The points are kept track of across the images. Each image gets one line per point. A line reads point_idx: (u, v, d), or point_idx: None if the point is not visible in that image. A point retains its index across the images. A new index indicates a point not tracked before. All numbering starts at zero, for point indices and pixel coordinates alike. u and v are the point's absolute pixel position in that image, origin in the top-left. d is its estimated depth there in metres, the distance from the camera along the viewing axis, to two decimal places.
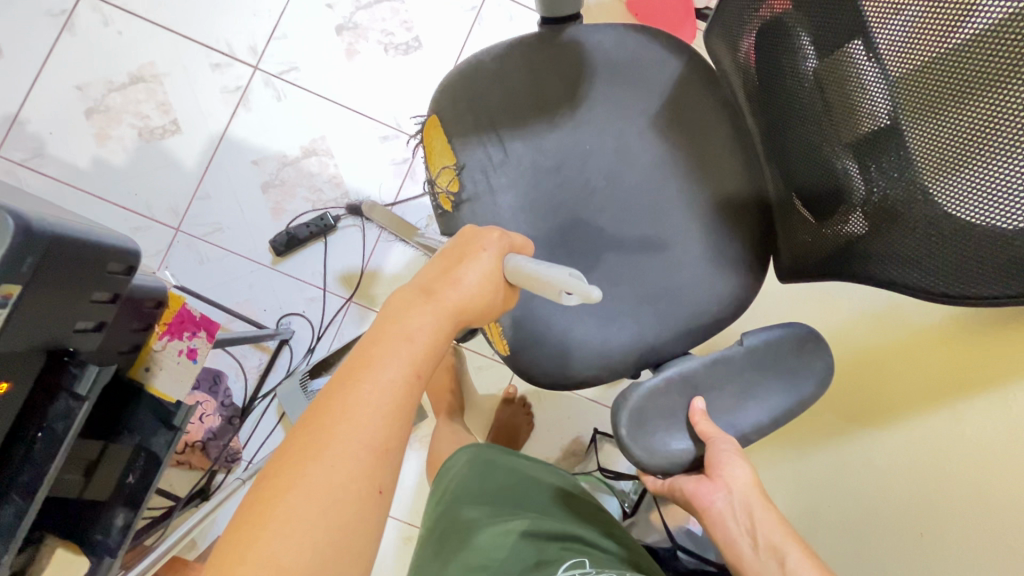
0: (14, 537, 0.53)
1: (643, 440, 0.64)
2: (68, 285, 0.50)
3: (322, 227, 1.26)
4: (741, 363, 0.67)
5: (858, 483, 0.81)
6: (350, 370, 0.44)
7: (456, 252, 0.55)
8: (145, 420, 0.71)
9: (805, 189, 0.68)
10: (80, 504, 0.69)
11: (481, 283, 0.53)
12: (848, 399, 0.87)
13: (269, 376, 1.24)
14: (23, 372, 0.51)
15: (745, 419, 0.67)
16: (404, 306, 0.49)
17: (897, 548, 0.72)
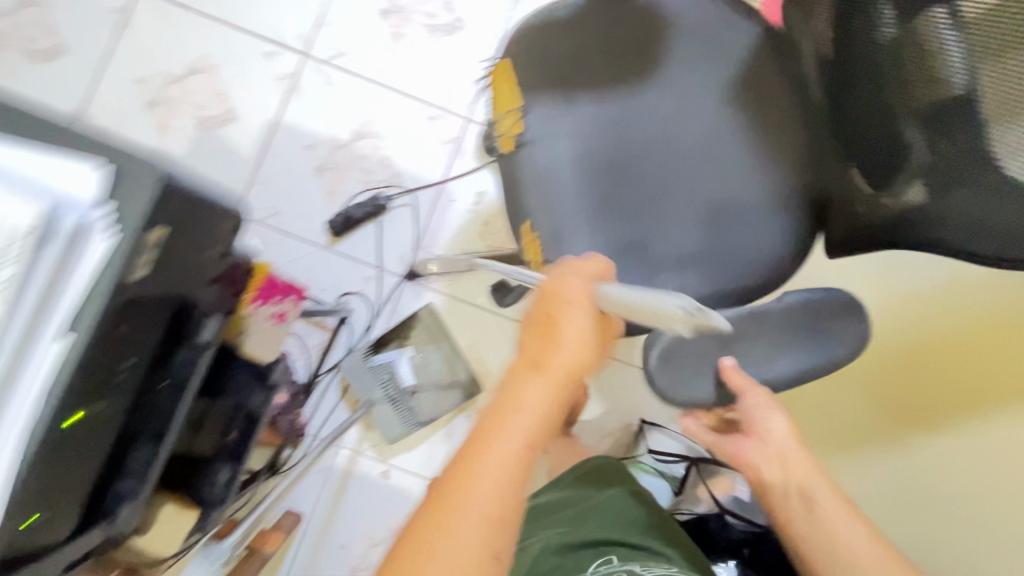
0: (148, 478, 0.58)
1: (670, 373, 0.72)
2: (190, 240, 0.52)
3: (375, 206, 1.29)
4: (776, 321, 0.73)
5: (902, 462, 0.89)
6: (471, 446, 0.48)
7: (548, 309, 0.57)
8: (243, 381, 0.74)
9: (869, 155, 0.68)
10: (186, 463, 0.73)
11: (583, 344, 0.55)
12: (906, 386, 0.90)
13: (331, 352, 1.28)
14: (157, 325, 0.53)
15: (776, 368, 0.72)
16: (518, 378, 0.52)
17: (945, 519, 0.79)
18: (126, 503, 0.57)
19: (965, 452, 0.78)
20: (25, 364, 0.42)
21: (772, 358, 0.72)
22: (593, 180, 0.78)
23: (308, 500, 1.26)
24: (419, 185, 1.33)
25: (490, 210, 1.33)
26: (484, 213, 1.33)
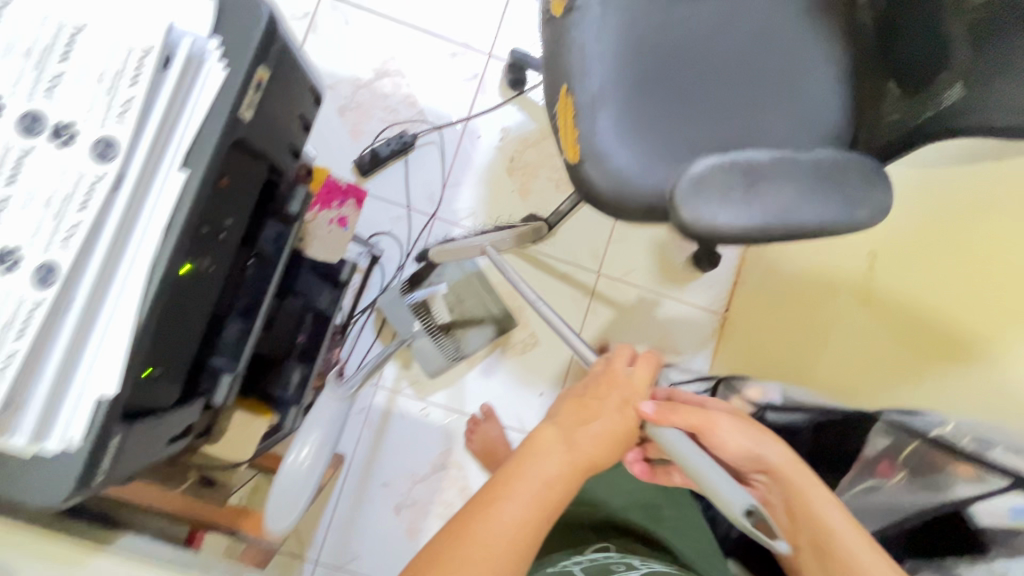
0: (241, 356, 0.57)
1: (691, 202, 0.58)
2: (285, 105, 0.52)
3: (402, 144, 1.28)
4: (808, 170, 0.61)
5: (843, 338, 0.99)
6: (489, 496, 0.55)
7: (590, 397, 0.72)
8: (310, 282, 0.76)
9: (906, 68, 0.75)
10: (258, 364, 0.73)
11: (602, 440, 0.65)
12: (907, 270, 0.88)
13: (365, 293, 1.28)
14: (250, 190, 0.53)
15: (804, 218, 0.59)
16: (543, 447, 0.61)
17: (838, 366, 0.99)
18: (223, 377, 0.56)
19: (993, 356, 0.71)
20: (145, 197, 0.41)
21: (803, 203, 0.59)
22: (649, 74, 0.79)
23: (351, 441, 1.26)
24: (444, 122, 1.32)
25: (516, 146, 1.33)
26: (509, 149, 1.33)
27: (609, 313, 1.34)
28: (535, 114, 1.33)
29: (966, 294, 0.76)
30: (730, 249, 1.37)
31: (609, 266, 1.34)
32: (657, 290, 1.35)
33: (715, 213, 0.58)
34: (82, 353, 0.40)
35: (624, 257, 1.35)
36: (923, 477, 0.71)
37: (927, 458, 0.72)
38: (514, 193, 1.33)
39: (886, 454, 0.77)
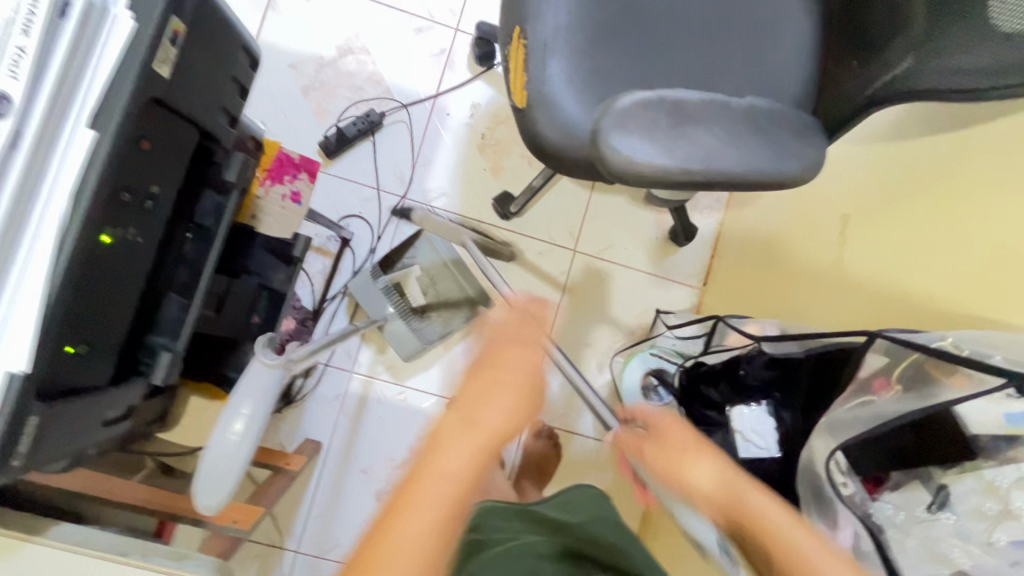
0: (186, 327, 0.56)
1: (605, 137, 0.55)
2: (207, 71, 0.49)
3: (369, 124, 1.25)
4: (739, 114, 0.58)
5: (809, 271, 1.00)
6: (394, 503, 0.54)
7: (487, 371, 0.65)
8: (263, 260, 0.72)
9: (861, 33, 0.72)
10: (212, 347, 0.70)
11: (508, 416, 0.62)
12: (874, 197, 0.88)
13: (336, 278, 1.25)
14: (176, 162, 0.50)
15: (730, 162, 0.56)
16: (447, 441, 0.58)
17: (807, 294, 0.99)
18: (162, 354, 0.54)
19: (951, 271, 0.72)
20: (52, 158, 0.38)
21: (730, 148, 0.56)
22: (607, 36, 0.76)
23: (327, 429, 1.24)
24: (412, 100, 1.28)
25: (487, 123, 1.30)
26: (479, 126, 1.30)
27: (586, 290, 1.32)
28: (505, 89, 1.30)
29: (940, 264, 0.74)
30: (707, 223, 1.35)
31: (586, 242, 1.33)
32: (634, 265, 1.34)
33: (634, 151, 0.54)
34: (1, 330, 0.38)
35: (600, 233, 1.33)
36: (917, 388, 0.61)
37: (930, 368, 0.60)
38: (486, 171, 1.30)
39: (881, 370, 0.64)
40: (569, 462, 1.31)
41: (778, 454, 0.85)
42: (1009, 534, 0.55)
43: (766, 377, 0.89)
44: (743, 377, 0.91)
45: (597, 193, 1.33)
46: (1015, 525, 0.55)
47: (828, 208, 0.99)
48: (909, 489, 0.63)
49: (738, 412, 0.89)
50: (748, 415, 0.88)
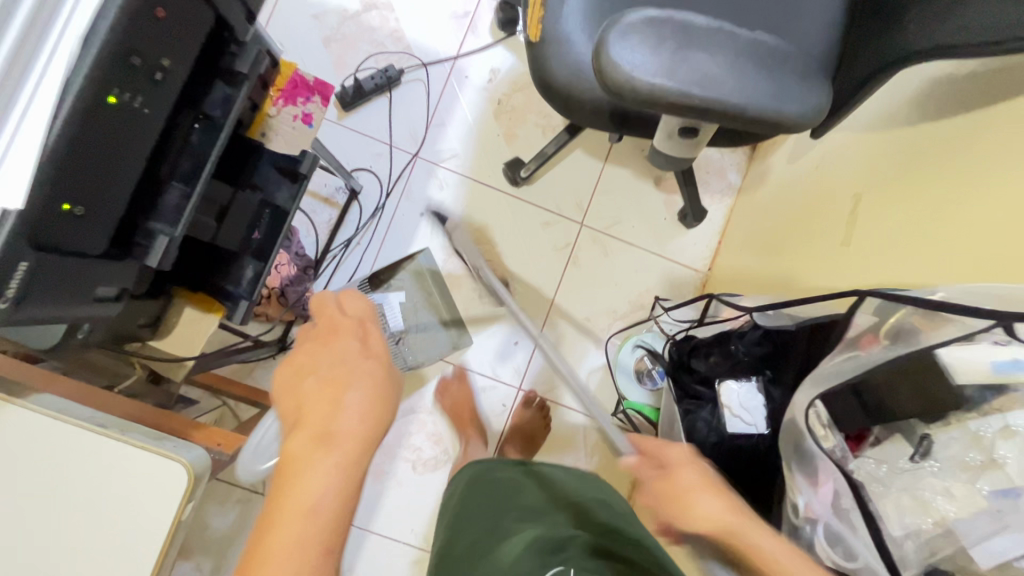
0: (183, 215, 0.54)
1: (600, 47, 0.57)
2: None
3: (386, 79, 1.25)
4: (749, 46, 0.58)
5: (806, 258, 1.01)
6: (306, 447, 0.44)
7: (323, 327, 0.53)
8: (269, 175, 0.71)
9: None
10: (212, 254, 0.69)
11: (360, 406, 0.47)
12: (886, 176, 0.87)
13: (342, 229, 1.25)
14: (191, 40, 0.49)
15: (729, 93, 0.56)
16: (329, 392, 0.47)
17: (804, 278, 1.00)
18: (160, 237, 0.53)
19: (944, 252, 0.72)
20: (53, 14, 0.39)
21: (728, 77, 0.56)
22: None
23: None
24: (431, 60, 1.28)
25: (505, 88, 1.30)
26: (497, 92, 1.30)
27: (590, 265, 1.31)
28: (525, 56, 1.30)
29: (944, 241, 0.73)
30: (717, 207, 1.34)
31: (593, 217, 1.32)
32: (641, 244, 1.33)
33: (632, 63, 0.55)
34: None
35: (609, 209, 1.32)
36: (905, 341, 0.56)
37: (916, 321, 0.56)
38: (500, 137, 1.30)
39: (869, 327, 0.61)
40: (558, 435, 1.30)
41: (765, 432, 0.83)
42: (992, 484, 0.51)
43: (759, 353, 0.87)
44: (734, 353, 0.89)
45: (609, 169, 1.32)
46: (999, 475, 0.51)
47: (836, 192, 0.99)
48: (891, 444, 0.58)
49: (726, 386, 0.85)
50: (737, 390, 0.85)
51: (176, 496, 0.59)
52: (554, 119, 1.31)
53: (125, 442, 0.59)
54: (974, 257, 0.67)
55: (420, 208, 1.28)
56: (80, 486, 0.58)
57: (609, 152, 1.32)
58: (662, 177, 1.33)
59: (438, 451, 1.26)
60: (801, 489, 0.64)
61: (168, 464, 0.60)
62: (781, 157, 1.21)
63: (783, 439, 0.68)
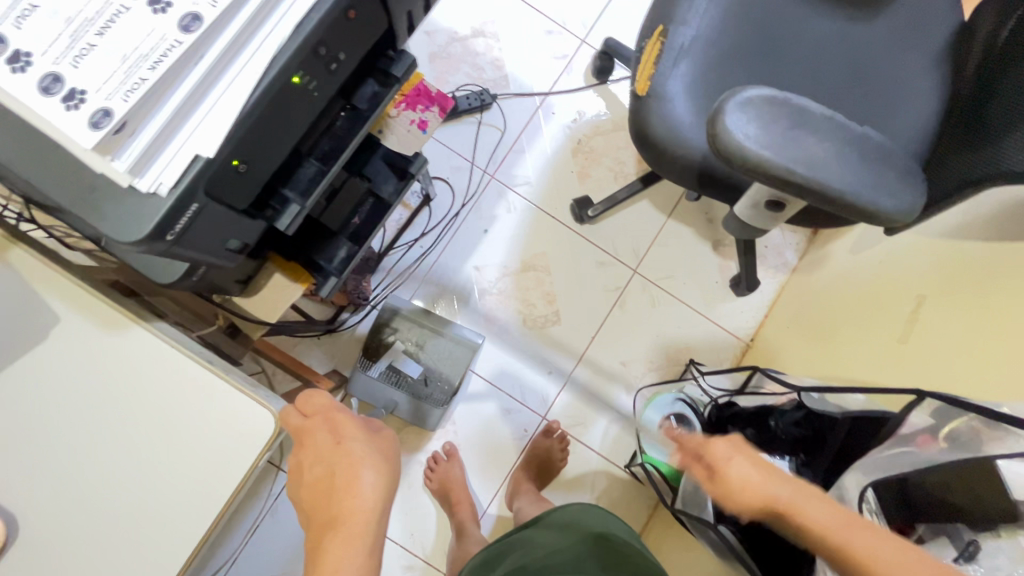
0: (315, 189, 0.59)
1: (715, 113, 0.61)
2: None
3: (480, 102, 1.32)
4: (853, 138, 0.62)
5: (857, 345, 1.02)
6: (330, 526, 0.52)
7: (295, 438, 0.58)
8: (379, 168, 0.78)
9: (977, 116, 0.75)
10: (312, 230, 0.75)
11: (365, 509, 0.53)
12: (950, 284, 0.88)
13: (408, 230, 1.30)
14: (364, 43, 0.56)
15: (829, 177, 0.60)
16: (339, 499, 0.53)
17: (848, 363, 1.02)
18: (293, 204, 0.58)
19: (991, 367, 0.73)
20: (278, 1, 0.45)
21: (830, 162, 0.60)
22: (733, 74, 0.85)
23: None
24: (523, 91, 1.36)
25: (588, 130, 1.36)
26: (579, 132, 1.36)
27: (635, 312, 1.34)
28: (612, 105, 1.37)
29: (994, 357, 0.74)
30: (769, 280, 1.36)
31: (647, 266, 1.35)
32: (688, 302, 1.35)
33: (745, 133, 0.59)
34: (198, 108, 0.43)
35: (663, 262, 1.35)
36: (963, 447, 0.58)
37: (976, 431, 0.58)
38: (574, 174, 1.35)
39: (925, 428, 0.63)
40: (573, 471, 1.30)
41: None
42: None
43: (796, 435, 0.84)
44: (771, 428, 0.86)
45: (671, 223, 1.36)
46: None
47: (894, 290, 1.01)
48: (935, 545, 0.57)
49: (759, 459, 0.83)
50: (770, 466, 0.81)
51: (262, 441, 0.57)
52: (627, 167, 1.36)
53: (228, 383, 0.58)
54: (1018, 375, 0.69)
55: (485, 225, 1.33)
56: (163, 419, 0.57)
57: (674, 208, 1.36)
58: (721, 241, 1.36)
59: None
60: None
61: (259, 410, 0.57)
62: (843, 245, 1.24)
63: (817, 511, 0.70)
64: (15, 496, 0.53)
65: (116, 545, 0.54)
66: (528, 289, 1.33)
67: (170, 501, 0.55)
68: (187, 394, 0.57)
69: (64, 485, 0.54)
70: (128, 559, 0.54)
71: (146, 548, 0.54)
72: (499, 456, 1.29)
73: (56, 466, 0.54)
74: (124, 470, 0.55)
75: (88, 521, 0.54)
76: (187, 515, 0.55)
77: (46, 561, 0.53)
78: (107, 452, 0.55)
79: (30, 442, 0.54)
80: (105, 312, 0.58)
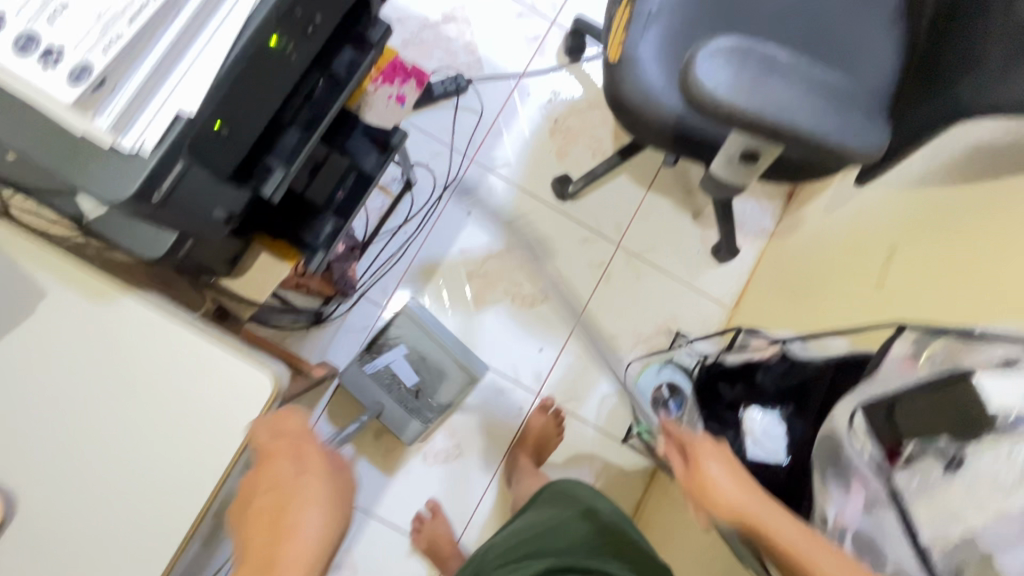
0: (298, 156, 0.60)
1: (687, 63, 0.63)
2: None
3: (455, 87, 1.33)
4: (820, 81, 0.64)
5: (834, 294, 1.06)
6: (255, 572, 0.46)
7: (262, 457, 0.54)
8: (359, 143, 0.78)
9: (935, 61, 0.78)
10: (296, 207, 0.74)
11: (306, 555, 0.47)
12: (919, 229, 0.92)
13: (391, 217, 1.30)
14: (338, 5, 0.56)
15: (799, 119, 0.62)
16: (279, 540, 0.47)
17: (826, 311, 1.06)
18: (276, 171, 0.59)
19: (960, 299, 0.78)
20: None
21: (799, 104, 0.62)
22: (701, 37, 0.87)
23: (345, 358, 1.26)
24: (498, 74, 1.37)
25: (563, 109, 1.37)
26: (555, 111, 1.38)
27: (621, 286, 1.36)
28: (586, 83, 1.39)
29: (964, 292, 0.78)
30: (749, 247, 1.40)
31: (630, 240, 1.37)
32: (672, 272, 1.37)
33: (716, 81, 0.61)
34: (177, 65, 0.43)
35: (645, 235, 1.37)
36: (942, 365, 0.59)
37: (954, 349, 0.60)
38: (552, 154, 1.37)
39: (906, 355, 0.64)
40: (570, 446, 1.31)
41: (784, 465, 0.80)
42: None
43: (785, 388, 0.84)
44: (760, 383, 0.85)
45: (651, 197, 1.38)
46: None
47: (866, 241, 1.04)
48: (925, 462, 0.57)
49: (749, 414, 0.83)
50: (761, 419, 0.83)
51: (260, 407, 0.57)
52: (604, 143, 1.38)
53: (220, 355, 0.57)
54: (986, 306, 0.73)
55: (467, 207, 1.33)
56: (157, 395, 0.56)
57: (653, 181, 1.38)
58: (700, 211, 1.39)
59: (450, 445, 1.28)
60: (833, 500, 0.66)
61: (253, 377, 0.57)
62: (817, 207, 1.27)
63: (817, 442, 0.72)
64: (10, 478, 0.53)
65: (117, 523, 0.54)
66: (514, 269, 1.34)
67: (168, 476, 0.55)
68: (178, 364, 0.57)
69: (61, 464, 0.53)
70: (130, 533, 0.54)
71: (148, 525, 0.54)
72: (496, 437, 1.30)
73: (51, 447, 0.54)
74: (122, 445, 0.55)
75: (87, 498, 0.53)
76: (186, 490, 0.55)
77: (46, 542, 0.53)
78: (100, 431, 0.55)
79: (20, 425, 0.53)
80: (92, 285, 0.57)
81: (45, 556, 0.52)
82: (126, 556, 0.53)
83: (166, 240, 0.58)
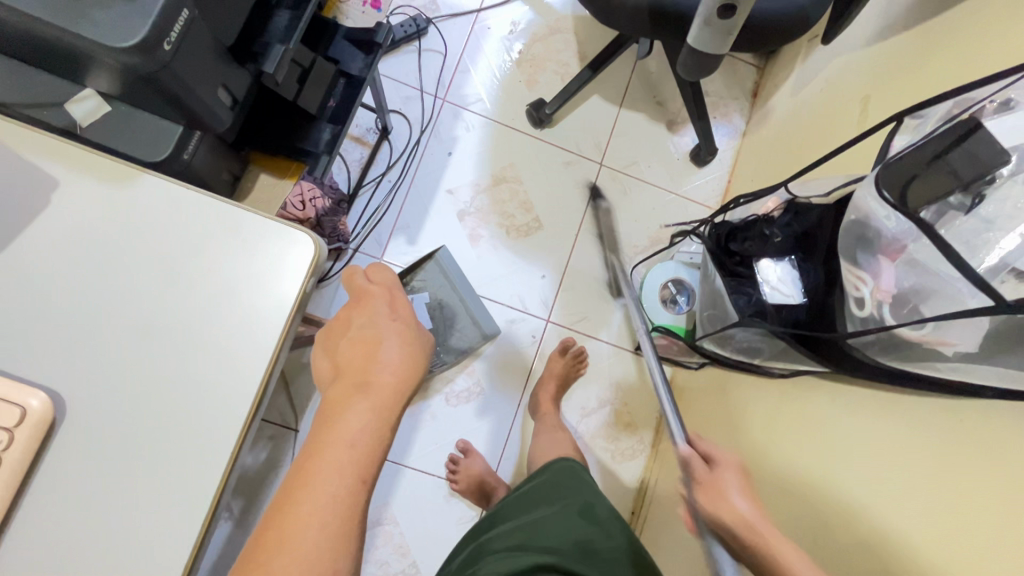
0: (295, 32, 0.66)
1: None
2: None
3: (415, 29, 1.32)
4: None
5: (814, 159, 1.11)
6: (350, 392, 0.52)
7: (349, 302, 0.61)
8: (342, 48, 0.82)
9: None
10: (293, 118, 0.78)
11: (393, 374, 0.53)
12: (883, 74, 0.97)
13: (372, 167, 1.29)
14: None
15: None
16: (368, 366, 0.53)
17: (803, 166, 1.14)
18: (277, 46, 0.64)
19: None
20: None
21: None
22: None
23: None
24: (456, 12, 1.37)
25: (525, 38, 1.38)
26: (518, 41, 1.38)
27: (610, 203, 1.38)
28: (543, 10, 1.39)
29: None
30: (725, 149, 1.44)
31: (611, 157, 1.39)
32: (656, 183, 1.40)
33: None
34: None
35: (625, 150, 1.39)
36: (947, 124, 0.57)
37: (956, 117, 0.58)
38: (522, 83, 1.37)
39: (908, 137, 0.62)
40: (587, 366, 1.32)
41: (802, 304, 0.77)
42: None
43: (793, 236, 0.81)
44: (768, 237, 0.84)
45: (625, 113, 1.40)
46: None
47: (838, 105, 1.08)
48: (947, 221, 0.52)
49: (764, 263, 0.81)
50: (775, 268, 0.81)
51: (300, 275, 0.58)
52: (571, 66, 1.39)
53: (249, 243, 0.58)
54: None
55: (448, 147, 1.33)
56: (188, 294, 0.56)
57: (624, 98, 1.41)
58: (675, 120, 1.42)
59: (470, 383, 1.28)
60: (864, 277, 0.60)
61: (288, 255, 0.58)
62: (784, 94, 1.32)
63: (841, 239, 0.65)
64: (55, 382, 0.52)
65: (166, 423, 0.53)
66: (504, 202, 1.34)
67: (213, 372, 0.55)
68: (211, 255, 0.57)
69: (114, 363, 0.54)
70: (182, 432, 0.53)
71: (198, 422, 0.54)
72: (512, 370, 1.30)
73: (89, 356, 0.53)
74: (168, 337, 0.55)
75: (143, 393, 0.54)
76: (234, 382, 0.55)
77: (101, 439, 0.52)
78: (136, 335, 0.55)
79: (52, 339, 0.53)
80: (111, 171, 0.57)
81: (109, 455, 0.52)
82: (189, 443, 0.53)
83: (172, 135, 0.62)
